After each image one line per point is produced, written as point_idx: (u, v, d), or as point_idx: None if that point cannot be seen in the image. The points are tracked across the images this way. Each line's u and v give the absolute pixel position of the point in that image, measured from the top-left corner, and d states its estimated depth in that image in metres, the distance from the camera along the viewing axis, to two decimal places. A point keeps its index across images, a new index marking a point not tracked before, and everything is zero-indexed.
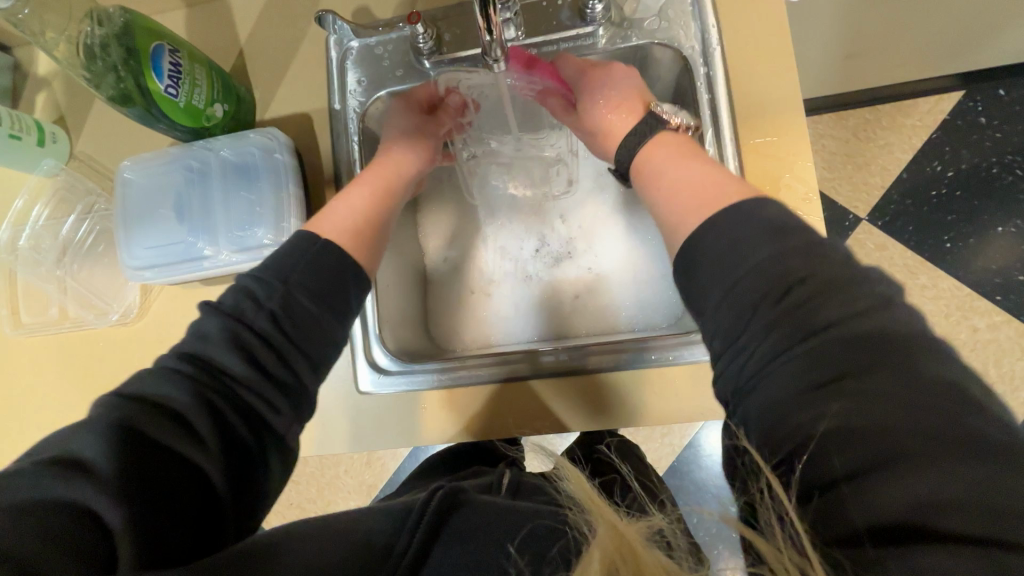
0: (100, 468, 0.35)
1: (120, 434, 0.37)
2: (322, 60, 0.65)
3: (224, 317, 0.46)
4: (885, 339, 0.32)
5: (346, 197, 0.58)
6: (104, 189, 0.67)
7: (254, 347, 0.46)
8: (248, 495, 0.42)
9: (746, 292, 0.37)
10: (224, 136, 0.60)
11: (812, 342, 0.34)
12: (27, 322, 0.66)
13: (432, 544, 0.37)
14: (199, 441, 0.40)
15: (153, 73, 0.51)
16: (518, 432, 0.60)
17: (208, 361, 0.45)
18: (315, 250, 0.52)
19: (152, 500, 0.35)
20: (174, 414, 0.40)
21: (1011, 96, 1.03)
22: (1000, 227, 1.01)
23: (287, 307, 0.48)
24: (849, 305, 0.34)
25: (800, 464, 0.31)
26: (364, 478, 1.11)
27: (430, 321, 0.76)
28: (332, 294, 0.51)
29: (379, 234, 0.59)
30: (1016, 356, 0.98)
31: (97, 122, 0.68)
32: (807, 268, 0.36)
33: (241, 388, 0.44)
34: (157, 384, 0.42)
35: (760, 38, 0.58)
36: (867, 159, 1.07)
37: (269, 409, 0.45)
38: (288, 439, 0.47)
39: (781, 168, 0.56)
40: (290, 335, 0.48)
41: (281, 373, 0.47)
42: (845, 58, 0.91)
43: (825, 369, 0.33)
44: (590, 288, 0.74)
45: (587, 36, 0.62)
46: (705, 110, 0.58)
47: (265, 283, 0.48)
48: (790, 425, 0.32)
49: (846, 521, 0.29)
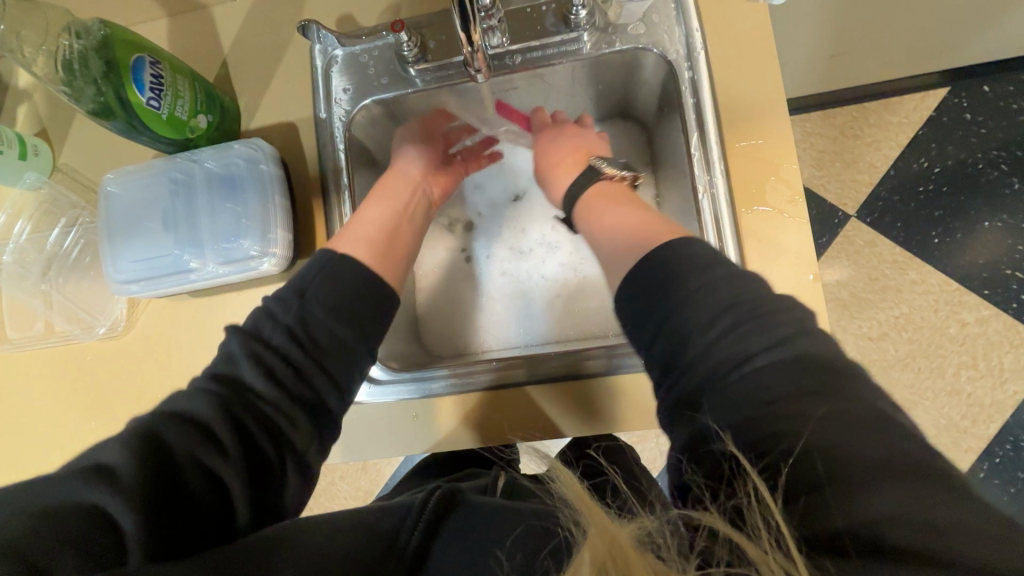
0: (121, 472, 0.35)
1: (145, 442, 0.37)
2: (306, 68, 0.65)
3: (244, 336, 0.47)
4: (809, 364, 0.35)
5: (361, 217, 0.59)
6: (88, 203, 0.67)
7: (272, 361, 0.46)
8: (269, 506, 0.42)
9: (691, 322, 0.40)
10: (209, 147, 0.60)
11: (748, 367, 0.37)
12: (12, 337, 0.65)
13: (435, 537, 0.38)
14: (221, 447, 0.40)
15: (133, 84, 0.50)
16: (516, 437, 0.60)
17: (234, 378, 0.45)
18: (332, 262, 0.53)
19: (168, 512, 0.35)
20: (198, 424, 0.40)
21: (995, 92, 1.04)
22: (986, 222, 1.02)
23: (306, 323, 0.49)
24: (774, 337, 0.37)
25: (786, 467, 0.32)
26: (359, 484, 1.11)
27: (420, 330, 0.76)
28: (351, 307, 0.51)
29: (395, 248, 0.60)
30: (1003, 349, 0.99)
31: (80, 134, 0.67)
32: (727, 300, 0.40)
33: (264, 404, 0.44)
34: (185, 401, 0.42)
35: (742, 41, 0.58)
36: (855, 156, 1.07)
37: (293, 428, 0.45)
38: (309, 455, 0.46)
39: (765, 171, 0.56)
40: (307, 349, 0.48)
41: (300, 388, 0.46)
42: (831, 57, 0.91)
43: (759, 396, 0.35)
44: (584, 292, 0.74)
45: (572, 42, 0.61)
46: (690, 113, 0.59)
47: (285, 299, 0.50)
48: (759, 427, 0.34)
49: (833, 522, 0.29)
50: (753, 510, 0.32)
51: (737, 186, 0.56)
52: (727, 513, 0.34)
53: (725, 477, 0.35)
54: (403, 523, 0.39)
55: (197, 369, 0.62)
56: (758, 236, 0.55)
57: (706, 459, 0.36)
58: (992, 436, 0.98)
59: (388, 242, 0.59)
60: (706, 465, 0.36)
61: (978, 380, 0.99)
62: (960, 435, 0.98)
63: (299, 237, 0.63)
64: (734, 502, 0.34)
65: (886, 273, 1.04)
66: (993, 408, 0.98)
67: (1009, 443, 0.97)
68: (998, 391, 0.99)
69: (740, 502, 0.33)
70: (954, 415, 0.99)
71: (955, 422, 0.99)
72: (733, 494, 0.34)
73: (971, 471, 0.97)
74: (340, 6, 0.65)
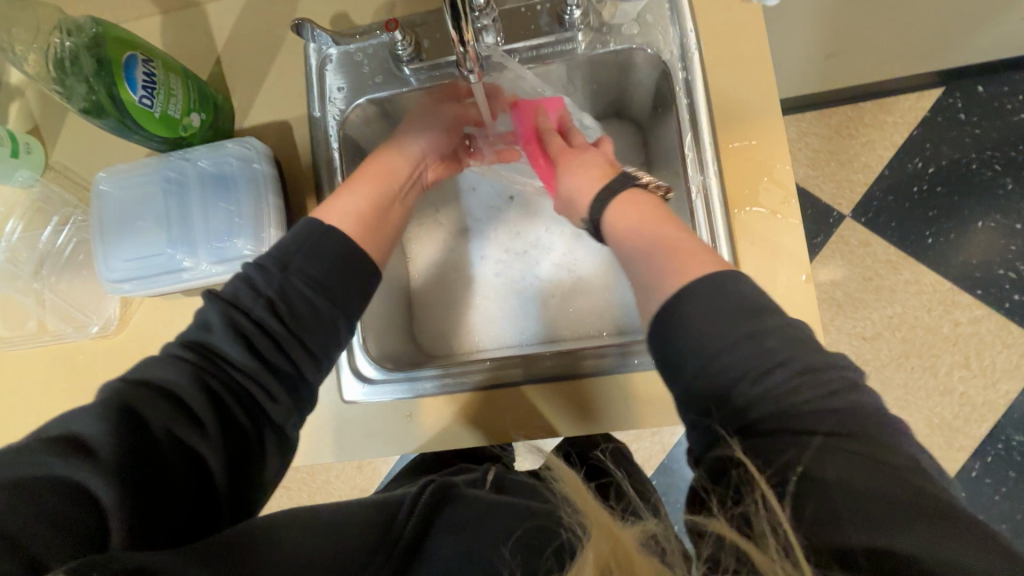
0: (96, 447, 0.35)
1: (123, 412, 0.37)
2: (301, 66, 0.65)
3: (221, 303, 0.46)
4: (806, 382, 0.36)
5: (352, 188, 0.57)
6: (80, 201, 0.67)
7: (247, 329, 0.45)
8: (246, 481, 0.42)
9: (739, 349, 0.37)
10: (202, 146, 0.60)
11: (783, 400, 0.36)
12: (5, 336, 0.65)
13: (428, 534, 0.38)
14: (198, 421, 0.40)
15: (125, 82, 0.50)
16: (518, 433, 0.60)
17: (210, 349, 0.44)
18: (318, 235, 0.51)
19: (145, 485, 0.36)
20: (172, 396, 0.40)
21: (989, 93, 1.05)
22: (980, 222, 1.03)
23: (283, 296, 0.47)
24: (770, 349, 0.37)
25: (795, 476, 0.33)
26: (355, 482, 1.11)
27: (415, 328, 0.76)
28: (334, 287, 0.50)
29: (384, 221, 0.58)
30: (996, 348, 1.00)
31: (72, 132, 0.67)
32: (781, 335, 0.37)
33: (238, 373, 0.44)
34: (158, 369, 0.42)
35: (737, 41, 0.58)
36: (849, 156, 1.08)
37: (267, 397, 0.45)
38: (287, 426, 0.46)
39: (758, 171, 0.56)
40: (288, 325, 0.47)
41: (278, 361, 0.46)
42: (826, 57, 0.92)
43: (793, 421, 0.35)
44: (578, 293, 0.74)
45: (566, 42, 0.62)
46: (685, 114, 0.59)
47: (266, 270, 0.48)
48: (781, 448, 0.34)
49: (840, 541, 0.30)
50: (759, 515, 0.33)
51: (730, 186, 0.56)
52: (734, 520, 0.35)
53: (732, 486, 0.36)
54: (396, 515, 0.39)
55: None
56: (751, 236, 0.55)
57: (720, 468, 0.37)
58: (984, 434, 0.98)
59: (379, 217, 0.58)
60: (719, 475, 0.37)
61: (971, 379, 1.00)
62: (953, 433, 0.99)
63: None
64: (740, 509, 0.35)
65: (880, 272, 1.04)
66: (985, 407, 0.99)
67: (1001, 442, 0.98)
68: (990, 389, 0.99)
69: (749, 509, 0.34)
70: (946, 414, 1.00)
71: (948, 421, 1.00)
72: (739, 501, 0.35)
73: (963, 469, 0.98)
74: (334, 4, 0.65)
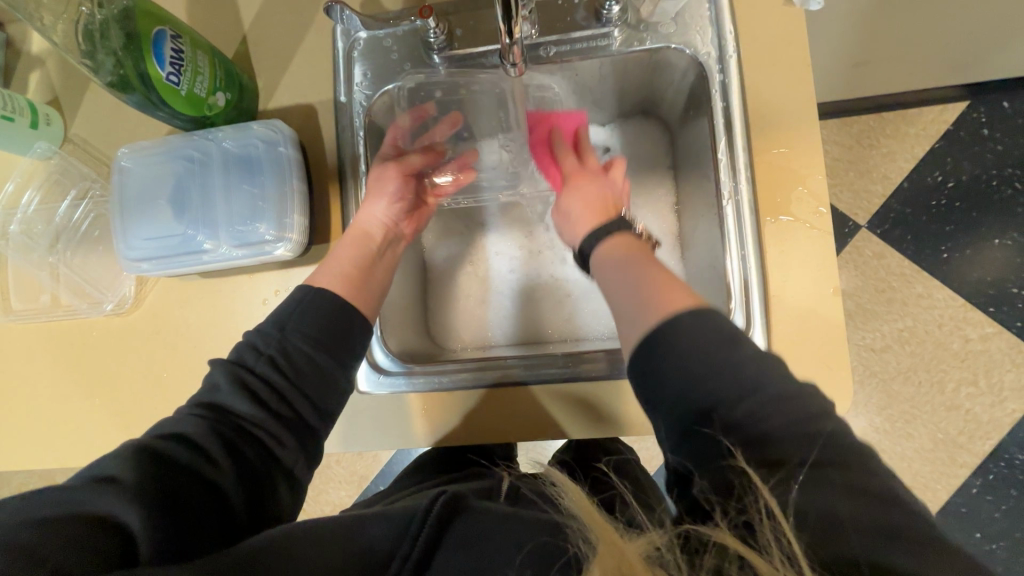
0: (122, 480, 0.36)
1: (142, 454, 0.39)
2: (328, 50, 0.63)
3: (229, 366, 0.48)
4: (812, 406, 0.38)
5: (334, 255, 0.58)
6: (98, 176, 0.66)
7: (255, 385, 0.48)
8: (263, 510, 0.43)
9: (711, 345, 0.40)
10: (227, 126, 0.59)
11: (757, 400, 0.38)
12: (19, 308, 0.64)
13: (435, 551, 0.37)
14: (213, 460, 0.42)
15: (153, 58, 0.49)
16: (505, 428, 0.61)
17: (220, 406, 0.46)
18: (310, 298, 0.53)
19: (171, 505, 0.37)
20: (190, 443, 0.42)
21: (1014, 108, 1.03)
22: (997, 239, 1.01)
23: (284, 352, 0.49)
24: (735, 328, 0.41)
25: (795, 485, 0.35)
26: (355, 469, 1.11)
27: (429, 320, 0.75)
28: (331, 335, 0.52)
29: (369, 276, 0.59)
30: (1005, 367, 0.99)
31: (92, 105, 0.66)
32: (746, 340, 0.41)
33: (253, 426, 0.46)
34: (173, 425, 0.44)
35: (775, 45, 0.57)
36: (869, 166, 1.07)
37: (275, 442, 0.46)
38: (295, 468, 0.47)
39: (793, 180, 0.55)
40: (290, 379, 0.49)
41: (285, 410, 0.48)
42: (855, 65, 0.90)
43: (772, 427, 0.37)
44: (594, 293, 0.73)
45: (601, 38, 0.60)
46: (719, 116, 0.57)
47: (266, 333, 0.50)
48: (767, 439, 0.37)
49: (839, 547, 0.32)
50: (764, 530, 0.34)
51: (762, 194, 0.55)
52: (738, 529, 0.36)
53: (734, 492, 0.37)
54: (407, 529, 0.38)
55: (204, 352, 0.61)
56: (782, 245, 0.54)
57: (716, 473, 0.38)
58: (988, 452, 0.98)
59: (365, 273, 0.58)
60: (714, 478, 0.38)
61: (978, 397, 1.00)
62: (956, 450, 0.99)
63: (315, 222, 0.62)
64: (744, 516, 0.35)
65: (893, 285, 1.03)
66: (990, 425, 0.99)
67: (1004, 461, 0.97)
68: (996, 408, 0.99)
69: (751, 518, 0.35)
70: (951, 430, 0.99)
71: (952, 437, 0.99)
72: (744, 509, 0.36)
73: (964, 486, 0.98)
74: None
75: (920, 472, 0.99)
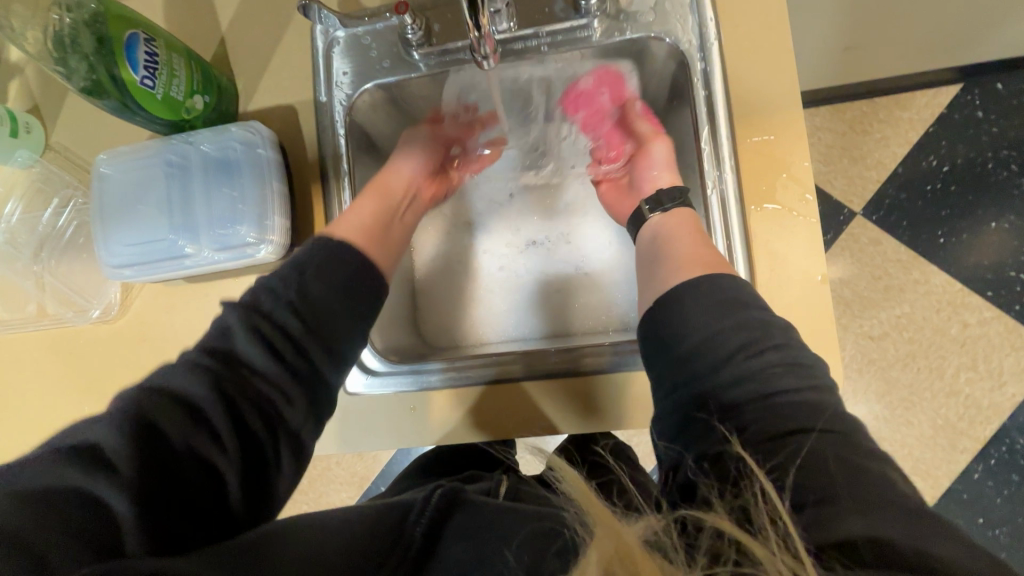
0: (114, 457, 0.35)
1: (138, 422, 0.38)
2: (307, 49, 0.63)
3: (243, 310, 0.47)
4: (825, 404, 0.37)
5: (355, 205, 0.60)
6: (80, 183, 0.65)
7: (267, 331, 0.47)
8: (259, 491, 0.42)
9: (721, 339, 0.41)
10: (205, 129, 0.58)
11: (774, 399, 0.38)
12: (5, 318, 0.64)
13: (439, 538, 0.38)
14: (218, 438, 0.41)
15: (126, 62, 0.48)
16: (508, 425, 0.60)
17: (232, 354, 0.45)
18: (326, 250, 0.53)
19: (160, 496, 0.36)
20: (192, 409, 0.41)
21: (1009, 90, 1.02)
22: (994, 223, 1.00)
23: (304, 298, 0.49)
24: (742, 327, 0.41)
25: (794, 468, 0.34)
26: (355, 470, 1.11)
27: (418, 320, 0.75)
28: (349, 295, 0.52)
29: (386, 232, 0.61)
30: (1005, 352, 0.98)
31: (72, 111, 0.65)
32: (745, 341, 0.41)
33: (261, 378, 0.45)
34: (180, 376, 0.42)
35: (758, 32, 0.56)
36: (863, 153, 1.06)
37: (285, 399, 0.46)
38: (303, 434, 0.47)
39: (776, 167, 0.54)
40: (308, 327, 0.48)
41: (296, 360, 0.47)
42: (845, 50, 0.89)
43: (785, 422, 0.37)
44: (583, 288, 0.73)
45: (581, 29, 0.60)
46: (701, 108, 0.57)
47: (286, 276, 0.50)
48: (773, 428, 0.37)
49: (837, 532, 0.30)
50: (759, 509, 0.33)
51: (746, 181, 0.55)
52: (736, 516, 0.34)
53: (732, 479, 0.36)
54: (409, 515, 0.39)
55: None
56: (767, 232, 0.54)
57: (718, 459, 0.37)
58: (988, 437, 0.97)
59: (383, 227, 0.61)
60: (717, 467, 0.37)
61: (978, 381, 0.99)
62: (957, 436, 0.98)
63: (298, 224, 0.62)
64: (741, 501, 0.34)
65: (890, 272, 1.03)
66: (990, 409, 0.98)
67: (1005, 446, 0.97)
68: (996, 392, 0.98)
69: (746, 501, 0.34)
70: (951, 415, 0.99)
71: (952, 423, 0.99)
72: (739, 494, 0.35)
73: (966, 471, 0.97)
74: None
75: (921, 459, 0.99)
